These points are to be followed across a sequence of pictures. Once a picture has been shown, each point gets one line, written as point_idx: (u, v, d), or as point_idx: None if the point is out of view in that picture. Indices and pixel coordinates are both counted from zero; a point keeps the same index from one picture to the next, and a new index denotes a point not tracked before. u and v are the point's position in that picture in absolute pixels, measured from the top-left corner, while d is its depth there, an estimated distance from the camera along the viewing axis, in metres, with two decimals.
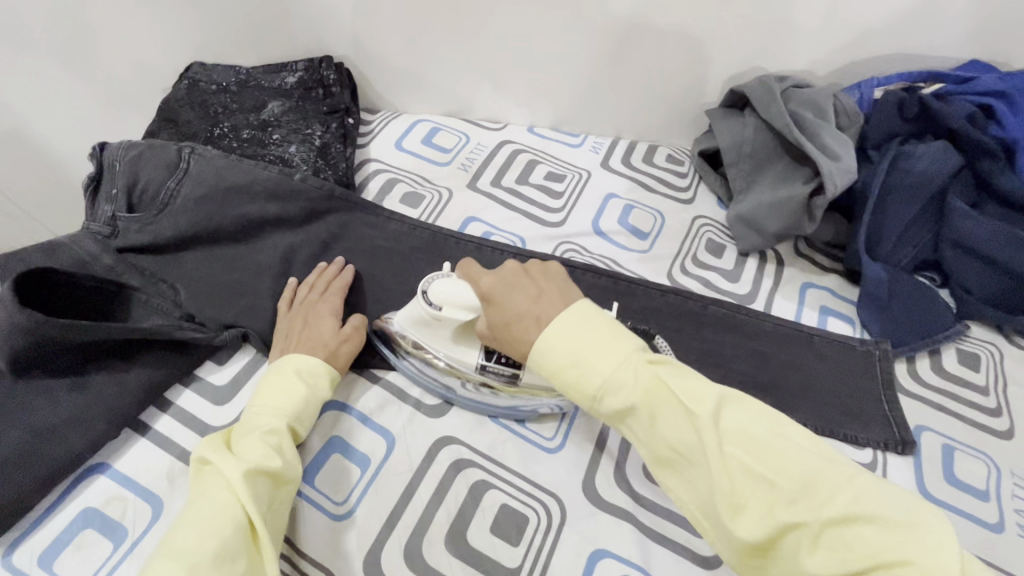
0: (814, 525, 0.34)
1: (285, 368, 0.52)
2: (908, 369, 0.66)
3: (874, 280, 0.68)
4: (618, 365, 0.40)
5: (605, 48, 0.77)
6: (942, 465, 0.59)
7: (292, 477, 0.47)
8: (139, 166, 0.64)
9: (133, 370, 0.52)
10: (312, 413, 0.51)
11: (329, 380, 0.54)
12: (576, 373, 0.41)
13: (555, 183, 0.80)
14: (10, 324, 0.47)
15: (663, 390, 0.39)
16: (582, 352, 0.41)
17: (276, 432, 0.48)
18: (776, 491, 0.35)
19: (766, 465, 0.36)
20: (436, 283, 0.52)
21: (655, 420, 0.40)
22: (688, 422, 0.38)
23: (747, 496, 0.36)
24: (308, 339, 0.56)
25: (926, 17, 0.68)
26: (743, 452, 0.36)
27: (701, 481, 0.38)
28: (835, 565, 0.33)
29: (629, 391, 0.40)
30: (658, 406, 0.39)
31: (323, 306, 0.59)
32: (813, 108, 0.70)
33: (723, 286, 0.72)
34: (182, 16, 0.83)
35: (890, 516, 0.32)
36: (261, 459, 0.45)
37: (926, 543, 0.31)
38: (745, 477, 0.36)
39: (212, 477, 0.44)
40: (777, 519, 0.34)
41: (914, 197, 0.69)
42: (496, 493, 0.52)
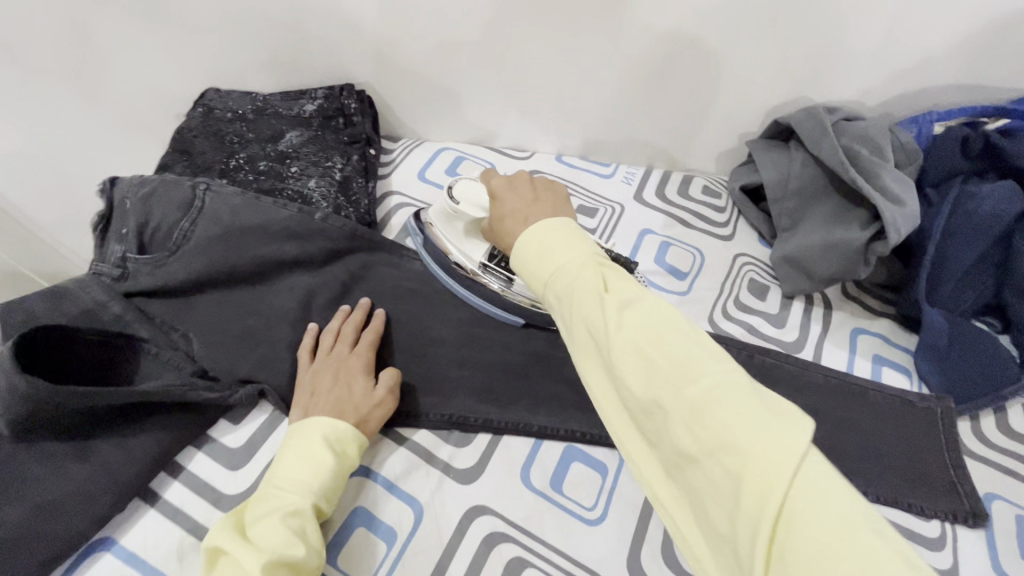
0: (680, 403, 0.33)
1: (309, 430, 0.49)
2: (972, 427, 0.61)
3: (934, 328, 0.63)
4: (558, 249, 0.41)
5: (640, 77, 0.73)
6: (1018, 539, 0.54)
7: (314, 566, 0.43)
8: (150, 204, 0.60)
9: (142, 435, 0.48)
10: (338, 487, 0.47)
11: (357, 446, 0.50)
12: (534, 261, 0.42)
13: (586, 218, 0.76)
14: (12, 390, 0.43)
15: (581, 273, 0.39)
16: (543, 238, 0.42)
17: (299, 513, 0.44)
18: (658, 372, 0.34)
19: (657, 348, 0.35)
20: (463, 183, 0.59)
21: (572, 302, 0.39)
22: (591, 300, 0.38)
23: (630, 371, 0.35)
24: (336, 397, 0.52)
25: (989, 48, 0.64)
26: (637, 333, 0.36)
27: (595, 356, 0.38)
28: (693, 443, 0.33)
29: (564, 275, 0.40)
30: (573, 284, 0.39)
31: (353, 360, 0.55)
32: (869, 143, 0.65)
33: (768, 331, 0.67)
34: (198, 41, 0.80)
35: (757, 412, 0.32)
36: (281, 550, 0.41)
37: (780, 433, 0.31)
38: (635, 356, 0.35)
39: (229, 569, 0.40)
40: (651, 392, 0.34)
41: (978, 239, 0.64)
42: (533, 572, 0.48)
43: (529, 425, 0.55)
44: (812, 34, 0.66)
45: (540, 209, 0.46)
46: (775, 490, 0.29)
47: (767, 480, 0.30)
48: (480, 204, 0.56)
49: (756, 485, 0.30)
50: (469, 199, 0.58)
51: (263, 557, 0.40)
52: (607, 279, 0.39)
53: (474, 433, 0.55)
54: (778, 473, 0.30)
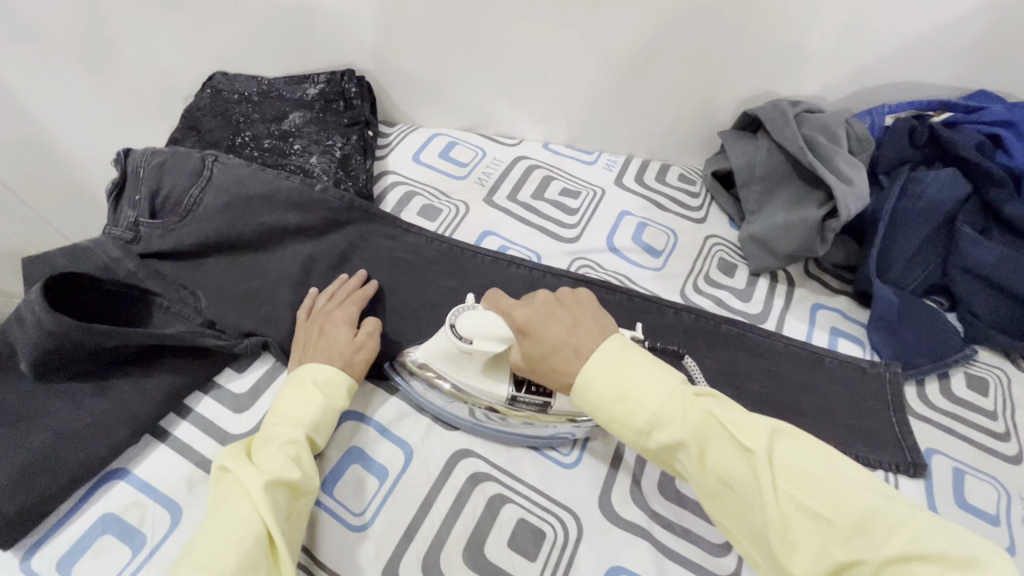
0: (873, 562, 0.33)
1: (301, 375, 0.53)
2: (918, 392, 0.67)
3: (884, 303, 0.69)
4: (657, 396, 0.42)
5: (621, 70, 0.79)
6: (953, 488, 0.59)
7: (309, 487, 0.47)
8: (162, 172, 0.65)
9: (155, 377, 0.53)
10: (329, 423, 0.52)
11: (346, 388, 0.54)
12: (621, 405, 0.42)
13: (570, 199, 0.81)
14: (40, 327, 0.48)
15: (716, 432, 0.40)
16: (623, 383, 0.43)
17: (294, 442, 0.48)
18: (833, 528, 0.35)
19: (819, 502, 0.36)
20: (463, 317, 0.52)
21: (703, 453, 0.41)
22: (737, 459, 0.39)
23: (799, 531, 0.36)
24: (324, 346, 0.56)
25: (934, 48, 0.70)
26: (796, 488, 0.37)
27: (750, 514, 0.39)
28: None
29: (679, 425, 0.41)
30: (709, 441, 0.40)
31: (337, 313, 0.59)
32: (826, 131, 0.72)
33: (735, 304, 0.73)
34: (204, 27, 0.84)
35: (949, 554, 0.32)
36: (278, 468, 0.45)
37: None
38: (799, 513, 0.36)
39: (232, 485, 0.44)
40: (832, 553, 0.35)
41: (924, 222, 0.70)
42: (513, 507, 0.52)
43: None
44: (778, 33, 0.71)
45: (586, 339, 0.45)
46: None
47: None
48: (500, 342, 0.51)
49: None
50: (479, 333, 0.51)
51: (262, 472, 0.44)
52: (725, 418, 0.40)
53: None
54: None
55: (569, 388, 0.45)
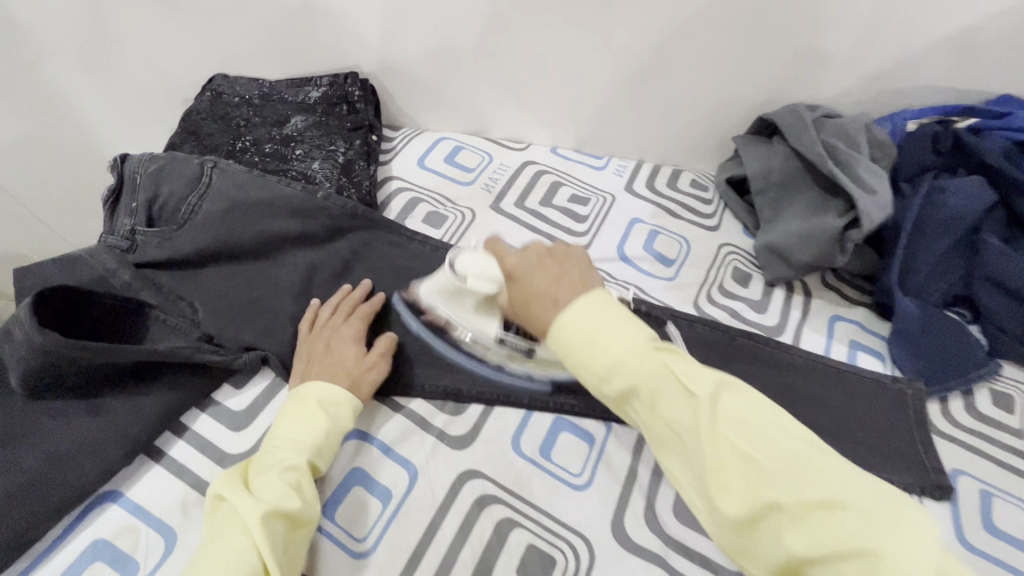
0: (794, 507, 0.34)
1: (303, 396, 0.51)
2: (941, 408, 0.64)
3: (906, 315, 0.66)
4: (619, 343, 0.40)
5: (632, 73, 0.76)
6: (981, 512, 0.57)
7: (310, 517, 0.45)
8: (160, 179, 0.63)
9: (151, 394, 0.51)
10: (333, 446, 0.49)
11: (351, 409, 0.52)
12: (585, 351, 0.41)
13: (579, 206, 0.79)
14: (29, 344, 0.46)
15: (670, 381, 0.40)
16: (592, 330, 0.41)
17: (295, 468, 0.46)
18: (763, 473, 0.36)
19: (760, 450, 0.36)
20: (462, 257, 0.53)
21: (653, 399, 0.40)
22: (688, 408, 0.39)
23: (731, 474, 0.37)
24: (330, 365, 0.54)
25: (959, 51, 0.68)
26: (736, 435, 0.37)
27: (692, 460, 0.39)
28: (813, 548, 0.34)
29: (636, 372, 0.40)
30: (663, 389, 0.40)
31: (344, 330, 0.57)
32: (845, 137, 0.69)
33: (750, 316, 0.70)
34: (204, 29, 0.82)
35: (863, 502, 0.33)
36: (277, 500, 0.43)
37: (898, 535, 0.32)
38: (735, 458, 0.37)
39: (229, 517, 0.42)
40: (761, 496, 0.35)
41: (949, 231, 0.67)
42: (522, 531, 0.50)
43: (519, 397, 0.58)
44: (795, 35, 0.69)
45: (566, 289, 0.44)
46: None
47: None
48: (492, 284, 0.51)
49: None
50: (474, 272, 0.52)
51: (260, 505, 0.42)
52: (678, 368, 0.40)
53: (466, 404, 0.58)
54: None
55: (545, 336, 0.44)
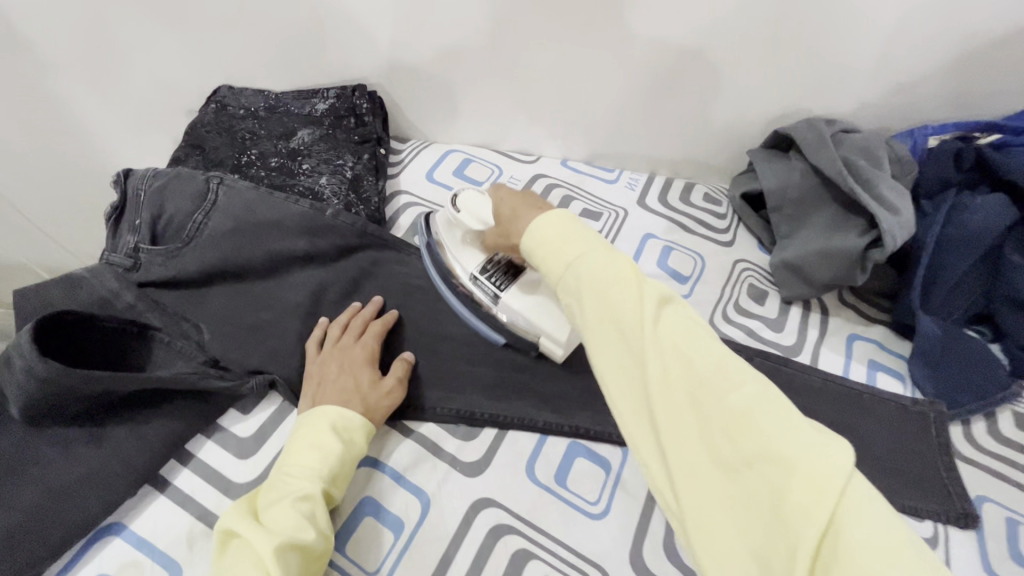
0: (718, 405, 0.36)
1: (315, 420, 0.49)
2: (964, 432, 0.63)
3: (927, 335, 0.65)
4: (591, 245, 0.43)
5: (646, 86, 0.75)
6: (1008, 541, 0.55)
7: (325, 549, 0.44)
8: (164, 195, 0.61)
9: (155, 422, 0.49)
10: (347, 473, 0.48)
11: (364, 435, 0.51)
12: (558, 246, 0.44)
13: (591, 222, 0.77)
14: (29, 374, 0.44)
15: (618, 280, 0.41)
16: (564, 230, 0.45)
17: (309, 497, 0.45)
18: (694, 371, 0.37)
19: (697, 353, 0.38)
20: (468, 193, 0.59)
21: (602, 294, 0.41)
22: (633, 307, 0.40)
23: (667, 367, 0.38)
24: (340, 388, 0.52)
25: (980, 66, 0.67)
26: (680, 336, 0.38)
27: (628, 352, 0.40)
28: (730, 447, 0.35)
29: (595, 268, 0.42)
30: (613, 287, 0.41)
31: (355, 352, 0.56)
32: (867, 154, 0.68)
33: (767, 335, 0.69)
34: (211, 40, 0.81)
35: (786, 413, 0.34)
36: (293, 532, 0.42)
37: (812, 445, 0.32)
38: (674, 355, 0.38)
39: (242, 550, 0.41)
40: (692, 389, 0.37)
41: (973, 250, 0.65)
42: (538, 564, 0.48)
43: (534, 421, 0.56)
44: (814, 47, 0.68)
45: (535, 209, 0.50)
46: (818, 508, 0.31)
47: (804, 493, 0.31)
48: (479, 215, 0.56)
49: (793, 498, 0.31)
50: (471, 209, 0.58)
51: (275, 538, 0.41)
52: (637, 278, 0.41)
53: (479, 428, 0.56)
54: (815, 491, 0.31)
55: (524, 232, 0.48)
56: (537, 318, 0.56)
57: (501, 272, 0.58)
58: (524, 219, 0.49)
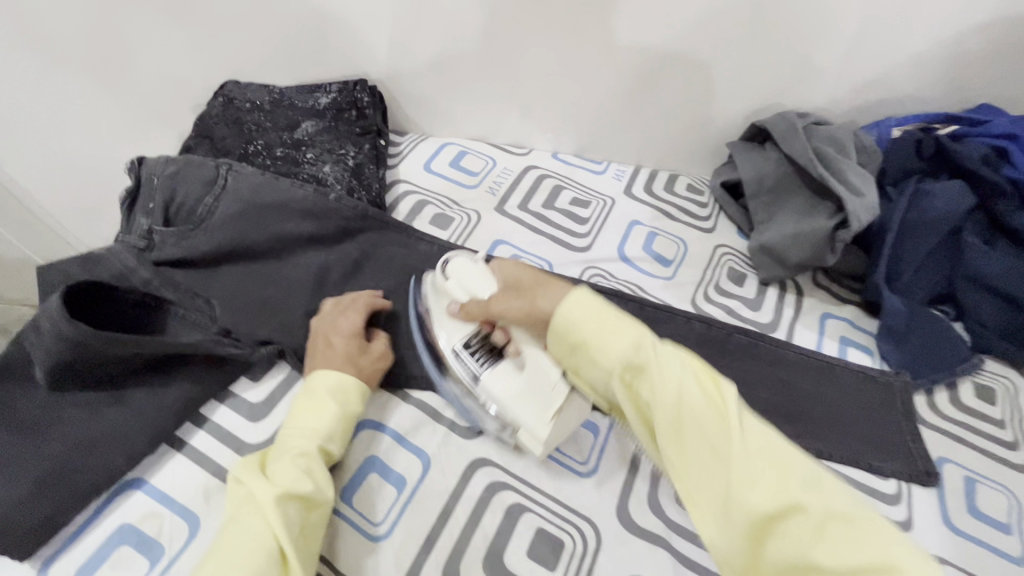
0: (819, 515, 0.36)
1: (312, 386, 0.53)
2: (928, 401, 0.67)
3: (893, 311, 0.70)
4: (655, 344, 0.45)
5: (631, 81, 0.80)
6: (965, 497, 0.60)
7: (325, 499, 0.47)
8: (177, 180, 0.65)
9: (172, 386, 0.53)
10: (343, 433, 0.52)
11: (359, 395, 0.55)
12: (617, 336, 0.45)
13: (581, 209, 0.81)
14: (56, 335, 0.47)
15: (693, 376, 0.42)
16: (618, 322, 0.46)
17: (306, 454, 0.48)
18: (791, 479, 0.38)
19: (787, 460, 0.39)
20: (459, 262, 0.58)
21: (680, 394, 0.42)
22: (713, 405, 0.41)
23: (761, 474, 0.38)
24: (333, 356, 0.56)
25: (939, 62, 0.72)
26: (766, 443, 0.39)
27: (714, 456, 0.40)
28: (837, 561, 0.35)
29: (667, 368, 0.43)
30: (688, 383, 0.42)
31: (345, 323, 0.59)
32: (836, 144, 0.72)
33: (746, 314, 0.73)
34: (217, 37, 0.84)
35: (881, 525, 0.36)
36: (291, 484, 0.45)
37: (916, 560, 0.34)
38: (765, 462, 0.38)
39: (246, 501, 0.45)
40: (787, 497, 0.37)
41: (932, 232, 0.71)
42: (531, 516, 0.52)
43: None
44: (786, 45, 0.73)
45: (552, 291, 0.51)
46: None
47: None
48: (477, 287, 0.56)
49: None
50: (465, 279, 0.57)
51: (274, 489, 0.45)
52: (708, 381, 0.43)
53: None
54: None
55: (557, 310, 0.48)
56: (517, 406, 0.51)
57: (484, 350, 0.55)
58: (547, 297, 0.50)
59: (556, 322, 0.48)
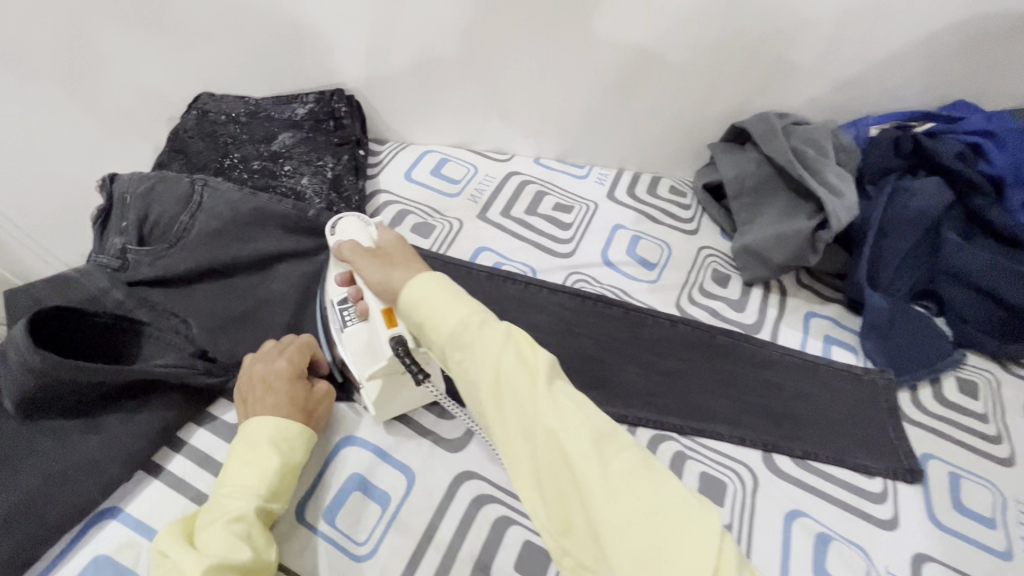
0: (606, 469, 0.38)
1: (250, 434, 0.50)
2: (912, 397, 0.68)
3: (875, 308, 0.70)
4: (473, 315, 0.44)
5: (610, 85, 0.79)
6: (950, 492, 0.60)
7: (262, 566, 0.44)
8: (150, 199, 0.63)
9: (146, 412, 0.52)
10: (286, 486, 0.49)
11: (305, 443, 0.52)
12: (435, 307, 0.44)
13: (564, 214, 0.81)
14: (25, 365, 0.46)
15: (513, 350, 0.42)
16: (439, 293, 0.45)
17: (243, 518, 0.45)
18: (589, 437, 0.39)
19: (584, 418, 0.40)
20: (349, 221, 0.59)
21: (494, 363, 0.42)
22: (525, 372, 0.41)
23: (557, 434, 0.39)
24: (272, 400, 0.52)
25: (915, 61, 0.73)
26: (569, 402, 0.41)
27: (518, 419, 0.41)
28: (620, 516, 0.37)
29: (480, 336, 0.43)
30: (506, 355, 0.42)
31: (280, 365, 0.55)
32: (814, 144, 0.73)
33: (730, 315, 0.73)
34: (191, 48, 0.83)
35: (657, 481, 0.38)
36: (224, 554, 0.42)
37: (692, 516, 0.37)
38: (562, 423, 0.40)
39: (173, 574, 0.42)
40: (577, 451, 0.39)
41: (913, 229, 0.71)
42: (518, 529, 0.52)
43: None
44: (763, 47, 0.73)
45: (412, 269, 0.49)
46: (698, 570, 0.34)
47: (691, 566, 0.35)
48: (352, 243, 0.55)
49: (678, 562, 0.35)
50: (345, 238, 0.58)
51: (206, 562, 0.42)
52: (525, 347, 0.43)
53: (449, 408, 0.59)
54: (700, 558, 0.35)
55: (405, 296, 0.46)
56: (361, 365, 0.53)
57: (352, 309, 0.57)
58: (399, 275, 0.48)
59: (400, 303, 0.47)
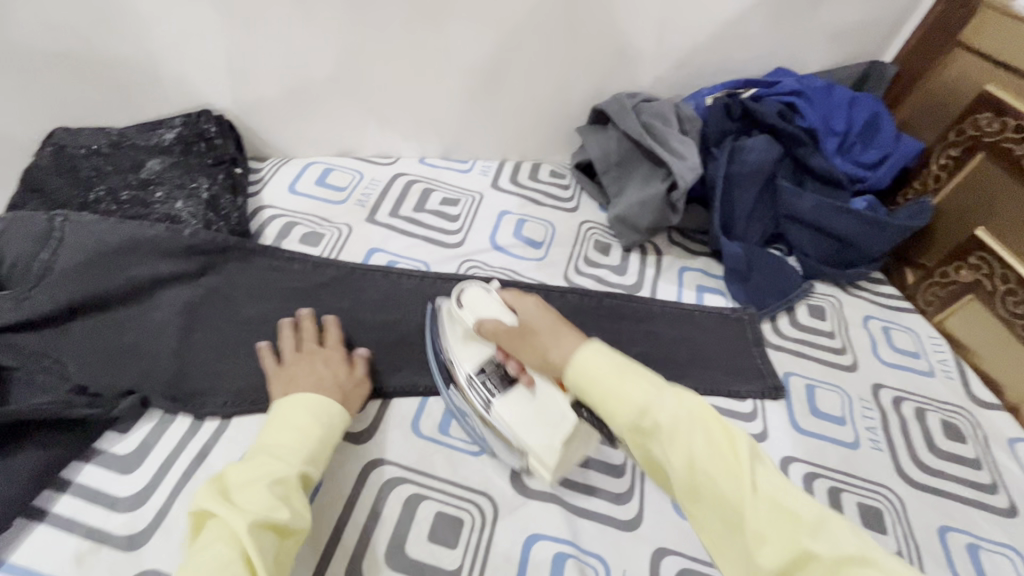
0: (828, 560, 0.37)
1: (298, 405, 0.53)
2: (773, 327, 0.77)
3: (733, 256, 0.79)
4: (652, 397, 0.46)
5: (476, 82, 0.84)
6: (807, 401, 0.69)
7: (300, 527, 0.46)
8: (3, 242, 0.60)
9: (19, 456, 0.50)
10: (324, 456, 0.52)
11: (343, 420, 0.56)
12: (613, 394, 0.47)
13: (450, 207, 0.85)
14: None
15: (703, 433, 0.43)
16: (614, 377, 0.48)
17: (284, 481, 0.47)
18: (798, 524, 0.39)
19: (788, 503, 0.40)
20: (475, 292, 0.62)
21: (685, 444, 0.43)
22: (722, 458, 0.42)
23: (763, 524, 0.40)
24: (319, 383, 0.57)
25: (733, 38, 0.83)
26: (773, 491, 0.41)
27: (720, 506, 0.42)
28: None
29: (667, 414, 0.45)
30: (698, 439, 0.43)
31: (326, 354, 0.61)
32: (661, 118, 0.82)
33: (613, 279, 0.80)
34: (30, 83, 0.78)
35: (880, 560, 0.37)
36: (266, 512, 0.44)
37: None
38: (767, 511, 0.40)
39: (217, 530, 0.43)
40: (797, 546, 0.38)
41: (753, 182, 0.81)
42: (430, 502, 0.55)
43: (415, 387, 0.64)
44: (606, 36, 0.80)
45: (569, 335, 0.55)
46: None
47: None
48: (494, 316, 0.60)
49: None
50: (480, 309, 0.61)
51: (249, 517, 0.44)
52: (719, 434, 0.43)
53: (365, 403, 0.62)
54: None
55: (573, 364, 0.51)
56: (526, 433, 0.54)
57: (496, 377, 0.58)
58: (559, 348, 0.54)
59: (568, 378, 0.51)
